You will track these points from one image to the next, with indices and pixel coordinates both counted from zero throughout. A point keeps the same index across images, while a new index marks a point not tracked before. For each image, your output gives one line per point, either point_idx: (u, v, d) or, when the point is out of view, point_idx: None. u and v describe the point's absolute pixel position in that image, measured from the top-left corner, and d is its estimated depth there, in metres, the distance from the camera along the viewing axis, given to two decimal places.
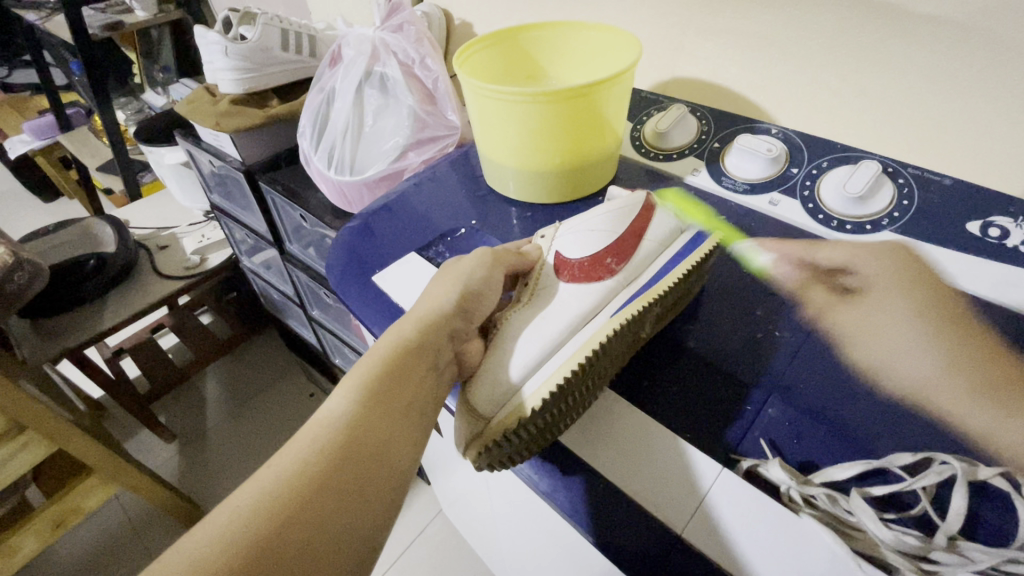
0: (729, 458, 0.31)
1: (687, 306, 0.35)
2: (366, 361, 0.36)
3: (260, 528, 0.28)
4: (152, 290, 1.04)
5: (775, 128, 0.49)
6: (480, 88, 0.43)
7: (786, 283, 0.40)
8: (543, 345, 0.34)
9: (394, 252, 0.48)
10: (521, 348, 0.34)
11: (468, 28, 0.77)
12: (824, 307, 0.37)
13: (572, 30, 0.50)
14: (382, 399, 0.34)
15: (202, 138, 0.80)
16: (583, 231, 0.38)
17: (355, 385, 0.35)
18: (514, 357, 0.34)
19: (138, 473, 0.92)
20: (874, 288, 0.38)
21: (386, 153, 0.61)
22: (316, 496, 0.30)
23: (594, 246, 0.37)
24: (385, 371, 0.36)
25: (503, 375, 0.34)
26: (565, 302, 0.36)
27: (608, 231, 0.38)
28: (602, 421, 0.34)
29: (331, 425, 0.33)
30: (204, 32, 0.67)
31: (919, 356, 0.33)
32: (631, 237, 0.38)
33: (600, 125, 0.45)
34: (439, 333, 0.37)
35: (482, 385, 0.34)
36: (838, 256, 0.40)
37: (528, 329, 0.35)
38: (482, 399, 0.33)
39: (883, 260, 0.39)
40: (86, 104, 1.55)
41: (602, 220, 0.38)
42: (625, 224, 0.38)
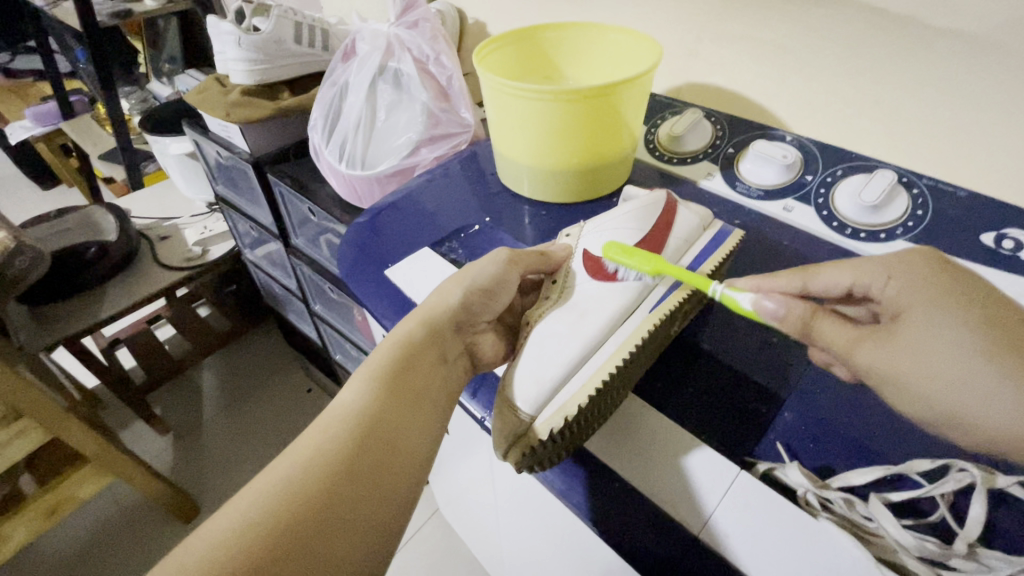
0: (744, 461, 0.31)
1: (762, 283, 0.36)
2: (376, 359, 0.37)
3: (286, 513, 0.28)
4: (153, 280, 1.03)
5: (791, 135, 0.49)
6: (500, 86, 0.43)
7: (781, 324, 0.32)
8: (582, 341, 0.34)
9: (405, 247, 0.48)
10: (558, 347, 0.34)
11: (482, 27, 0.77)
12: (851, 352, 0.31)
13: (590, 32, 0.50)
14: (393, 397, 0.35)
15: (210, 128, 0.79)
16: (611, 230, 0.39)
17: (369, 377, 0.35)
18: (551, 355, 0.34)
19: (132, 465, 0.91)
20: (906, 311, 0.31)
21: (398, 149, 0.60)
22: (339, 482, 0.30)
23: (625, 242, 0.38)
24: (396, 369, 0.36)
25: (544, 374, 0.33)
26: (599, 302, 0.35)
27: (634, 231, 0.38)
28: (619, 424, 0.34)
29: (347, 412, 0.33)
30: (217, 22, 0.67)
31: (977, 384, 0.27)
32: (657, 237, 0.39)
33: (618, 127, 0.45)
34: (449, 334, 0.39)
35: (523, 385, 0.33)
36: (837, 281, 0.35)
37: (555, 327, 0.35)
38: (523, 395, 0.33)
39: (894, 267, 0.33)
40: (91, 92, 1.55)
41: (628, 219, 0.39)
42: (650, 223, 0.39)
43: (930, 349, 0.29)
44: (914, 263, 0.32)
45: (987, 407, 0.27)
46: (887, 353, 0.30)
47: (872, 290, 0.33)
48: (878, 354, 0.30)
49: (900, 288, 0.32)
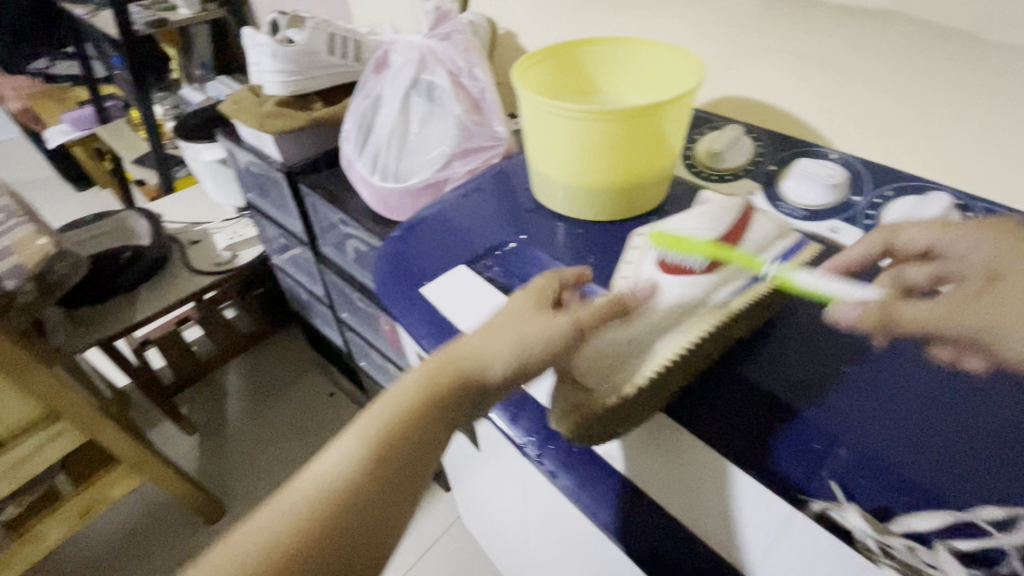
0: (797, 499, 0.30)
1: (846, 257, 0.39)
2: (404, 391, 0.34)
3: (386, 421, 0.33)
4: (184, 284, 1.05)
5: (835, 153, 0.48)
6: (540, 104, 0.43)
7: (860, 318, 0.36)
8: (641, 332, 0.34)
9: (441, 263, 0.48)
10: (619, 332, 0.34)
11: (513, 37, 0.76)
12: (949, 319, 0.33)
13: (629, 46, 0.50)
14: (417, 430, 0.33)
15: (243, 137, 0.81)
16: (682, 226, 0.37)
17: (498, 330, 0.35)
18: (611, 341, 0.34)
19: (162, 466, 0.93)
20: (996, 275, 0.33)
21: (431, 161, 0.60)
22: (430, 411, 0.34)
23: (698, 236, 0.36)
24: (426, 406, 0.34)
25: (604, 357, 0.34)
26: (665, 294, 0.35)
27: (708, 228, 0.37)
28: (669, 456, 0.35)
29: (467, 356, 0.35)
30: (253, 34, 0.68)
31: None
32: (732, 237, 0.37)
33: (659, 145, 0.44)
34: (496, 387, 0.35)
35: (586, 358, 0.34)
36: (921, 238, 0.38)
37: (618, 315, 0.35)
38: (585, 370, 0.34)
39: (969, 238, 0.36)
40: (125, 97, 1.59)
41: (700, 219, 0.37)
42: (726, 223, 0.37)
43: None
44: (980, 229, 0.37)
45: None
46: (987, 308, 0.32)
47: (950, 249, 0.36)
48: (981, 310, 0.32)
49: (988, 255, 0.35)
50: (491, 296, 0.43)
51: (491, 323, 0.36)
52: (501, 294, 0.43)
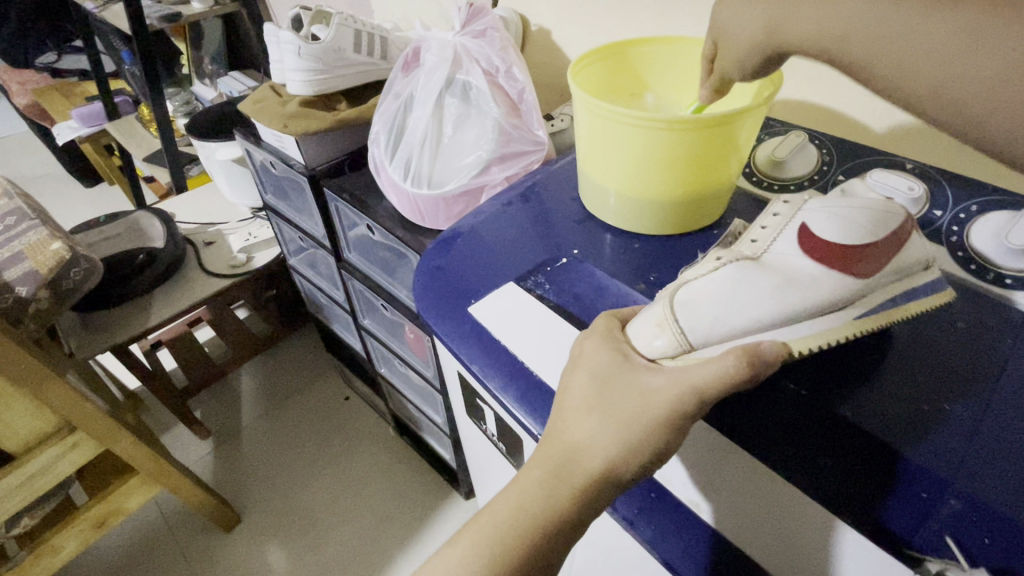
0: (909, 557, 0.27)
1: None
2: (508, 508, 0.31)
3: (513, 502, 0.31)
4: (198, 287, 1.02)
5: (910, 162, 0.45)
6: (600, 110, 0.40)
7: None
8: (771, 312, 0.31)
9: (488, 280, 0.45)
10: (748, 304, 0.31)
11: (545, 34, 0.73)
12: None
13: (687, 46, 0.46)
14: (532, 554, 0.30)
15: (263, 138, 0.78)
16: (839, 209, 0.33)
17: (609, 384, 0.32)
18: (734, 311, 0.31)
19: (178, 475, 0.91)
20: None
21: (467, 167, 0.57)
22: (554, 483, 0.31)
23: (855, 237, 0.31)
24: (539, 525, 0.30)
25: (718, 324, 0.32)
26: (800, 286, 0.31)
27: (869, 233, 0.32)
28: (756, 506, 0.30)
29: (583, 415, 0.31)
30: (276, 31, 0.65)
31: None
32: (885, 248, 0.32)
33: (728, 155, 0.41)
34: (608, 486, 0.31)
35: (701, 321, 0.32)
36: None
37: (743, 277, 0.32)
38: (695, 327, 0.32)
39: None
40: (135, 92, 1.56)
41: (862, 214, 0.32)
42: (883, 231, 0.32)
43: None
44: None
45: None
46: None
47: None
48: None
49: None
50: (545, 317, 0.40)
51: (582, 401, 0.32)
52: (555, 314, 0.40)
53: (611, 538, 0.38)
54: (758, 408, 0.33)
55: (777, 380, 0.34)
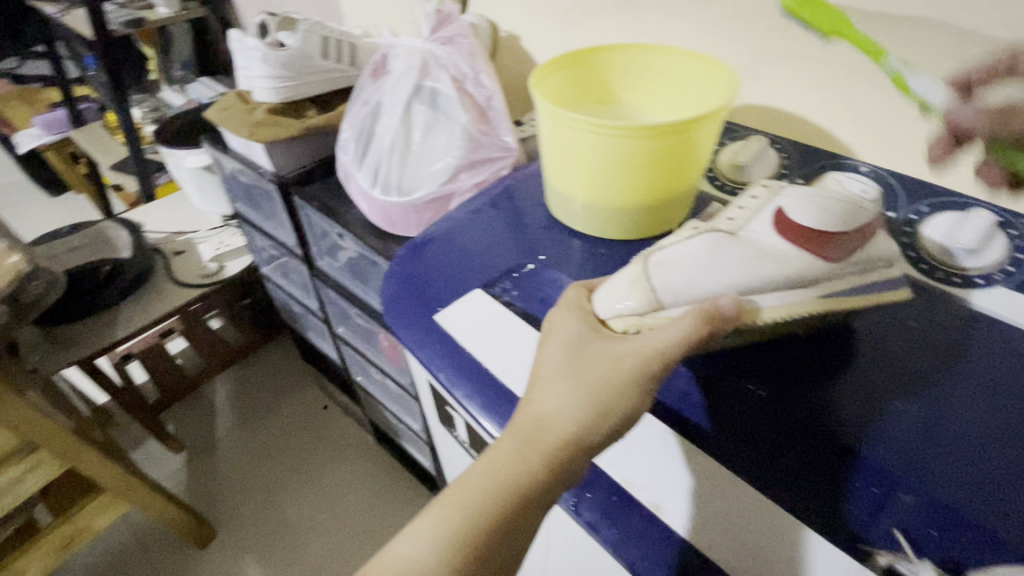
0: (857, 548, 0.28)
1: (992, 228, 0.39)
2: (481, 474, 0.32)
3: (484, 474, 0.32)
4: (168, 298, 1.00)
5: (865, 166, 0.46)
6: (562, 117, 0.40)
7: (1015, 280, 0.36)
8: (740, 282, 0.32)
9: (455, 286, 0.45)
10: (719, 273, 0.32)
11: (515, 40, 0.74)
12: None
13: (649, 53, 0.47)
14: (505, 517, 0.31)
15: (231, 145, 0.76)
16: (820, 196, 0.33)
17: (579, 352, 0.32)
18: (706, 277, 0.32)
19: (149, 491, 0.88)
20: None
21: (436, 174, 0.57)
22: (526, 450, 0.32)
23: (831, 223, 0.32)
24: (511, 487, 0.32)
25: (689, 288, 0.32)
26: (774, 261, 0.32)
27: (844, 221, 0.32)
28: (712, 505, 0.33)
29: (552, 383, 0.32)
30: (241, 38, 0.64)
31: None
32: (855, 238, 0.33)
33: (688, 160, 0.41)
34: (578, 453, 0.32)
35: (674, 283, 0.32)
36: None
37: (718, 246, 0.32)
38: (668, 289, 0.32)
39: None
40: (100, 99, 1.52)
41: (841, 204, 0.33)
42: (858, 223, 0.33)
43: None
44: None
45: None
46: None
47: None
48: None
49: None
50: (512, 324, 0.40)
51: (552, 368, 0.33)
52: (521, 321, 0.40)
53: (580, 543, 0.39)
54: (719, 411, 0.33)
55: (739, 381, 0.34)
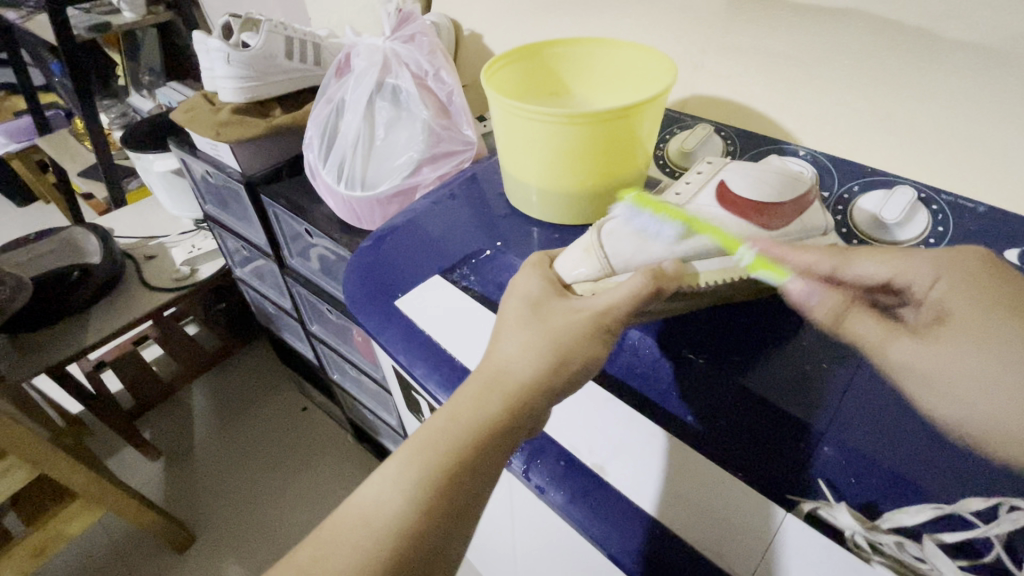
0: (788, 500, 0.29)
1: (803, 260, 0.35)
2: (448, 415, 0.30)
3: (448, 414, 0.30)
4: (140, 302, 1.00)
5: (803, 149, 0.49)
6: (511, 107, 0.42)
7: (815, 315, 0.36)
8: (680, 248, 0.34)
9: (415, 274, 0.46)
10: (661, 240, 0.34)
11: (477, 39, 0.75)
12: (881, 345, 0.33)
13: (598, 47, 0.49)
14: (472, 461, 0.29)
15: (198, 146, 0.77)
16: (755, 173, 0.35)
17: (541, 308, 0.33)
18: (649, 243, 0.34)
19: (124, 496, 0.88)
20: (951, 312, 0.31)
21: (399, 168, 0.58)
22: (493, 392, 0.31)
23: (766, 194, 0.34)
24: (477, 430, 0.30)
25: (633, 253, 0.34)
26: (712, 230, 0.34)
27: (777, 192, 0.34)
28: (657, 466, 0.32)
29: (516, 333, 0.32)
30: (204, 39, 0.65)
31: (964, 367, 0.29)
32: (793, 207, 0.35)
33: (633, 146, 0.43)
34: (545, 397, 0.31)
35: (620, 247, 0.34)
36: (876, 271, 0.34)
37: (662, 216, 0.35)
38: (616, 252, 0.34)
39: (934, 266, 0.33)
40: (67, 106, 1.50)
41: (773, 180, 0.35)
42: (790, 195, 0.35)
43: (947, 371, 0.30)
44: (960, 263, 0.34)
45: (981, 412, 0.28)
46: (917, 348, 0.31)
47: (910, 283, 0.33)
48: (909, 348, 0.31)
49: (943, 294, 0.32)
50: (469, 307, 0.42)
51: (515, 321, 0.33)
52: (478, 303, 0.42)
53: (536, 516, 0.40)
54: (658, 381, 0.35)
55: (674, 351, 0.36)
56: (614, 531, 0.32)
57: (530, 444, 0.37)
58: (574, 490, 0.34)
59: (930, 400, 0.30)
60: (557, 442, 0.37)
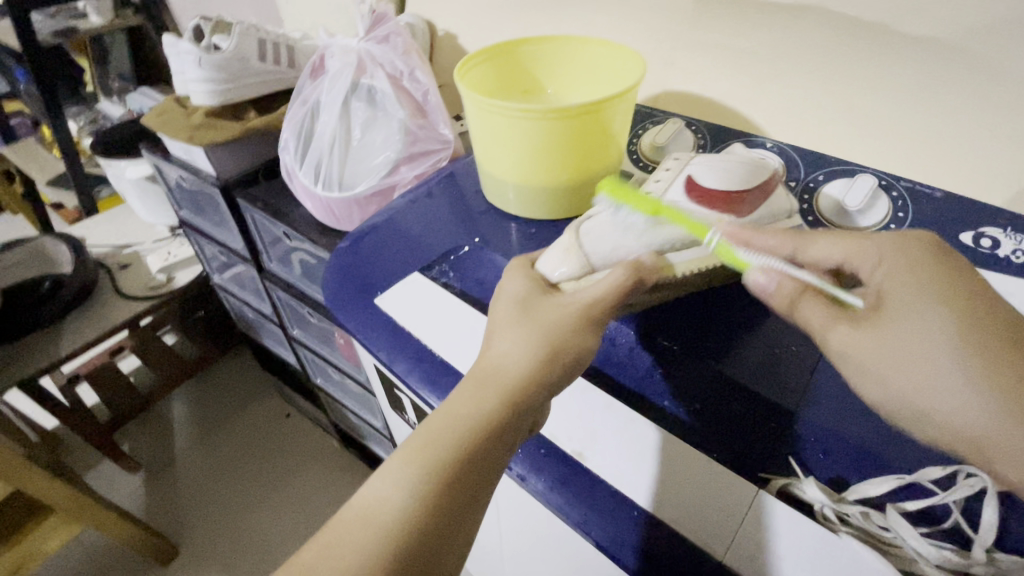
0: (759, 477, 0.30)
1: (756, 242, 0.33)
2: (442, 417, 0.30)
3: (444, 414, 0.30)
4: (115, 312, 0.98)
5: (770, 142, 0.51)
6: (484, 104, 0.42)
7: (771, 299, 0.33)
8: (655, 239, 0.34)
9: (395, 271, 0.46)
10: (634, 232, 0.35)
11: (452, 39, 0.76)
12: (824, 331, 0.31)
13: (570, 45, 0.50)
14: (475, 456, 0.29)
15: (171, 152, 0.76)
16: (719, 165, 0.37)
17: (531, 304, 0.33)
18: (623, 236, 0.35)
19: (104, 509, 0.86)
20: (889, 298, 0.30)
21: (377, 168, 0.58)
22: (487, 388, 0.31)
23: (733, 184, 0.35)
24: (474, 427, 0.30)
25: (610, 248, 0.35)
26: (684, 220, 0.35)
27: (742, 180, 0.36)
28: (637, 450, 0.32)
29: (508, 329, 0.32)
30: (174, 42, 0.64)
31: (931, 367, 0.28)
32: (759, 194, 0.36)
33: (605, 141, 0.44)
34: (541, 390, 0.31)
35: (597, 244, 0.35)
36: (830, 254, 0.33)
37: (635, 211, 0.35)
38: (593, 249, 0.35)
39: (883, 243, 0.31)
40: (34, 114, 1.47)
41: (738, 168, 0.36)
42: (755, 181, 0.36)
43: (898, 363, 0.29)
44: (913, 243, 0.31)
45: (944, 395, 0.27)
46: (854, 337, 0.30)
47: (860, 269, 0.32)
48: (848, 337, 0.30)
49: (888, 276, 0.30)
50: (450, 303, 0.42)
51: (505, 319, 0.33)
52: (458, 300, 0.43)
53: (521, 506, 0.40)
54: (635, 367, 0.36)
55: (653, 341, 0.37)
56: (589, 518, 0.32)
57: None
58: (552, 475, 0.34)
59: (880, 393, 0.30)
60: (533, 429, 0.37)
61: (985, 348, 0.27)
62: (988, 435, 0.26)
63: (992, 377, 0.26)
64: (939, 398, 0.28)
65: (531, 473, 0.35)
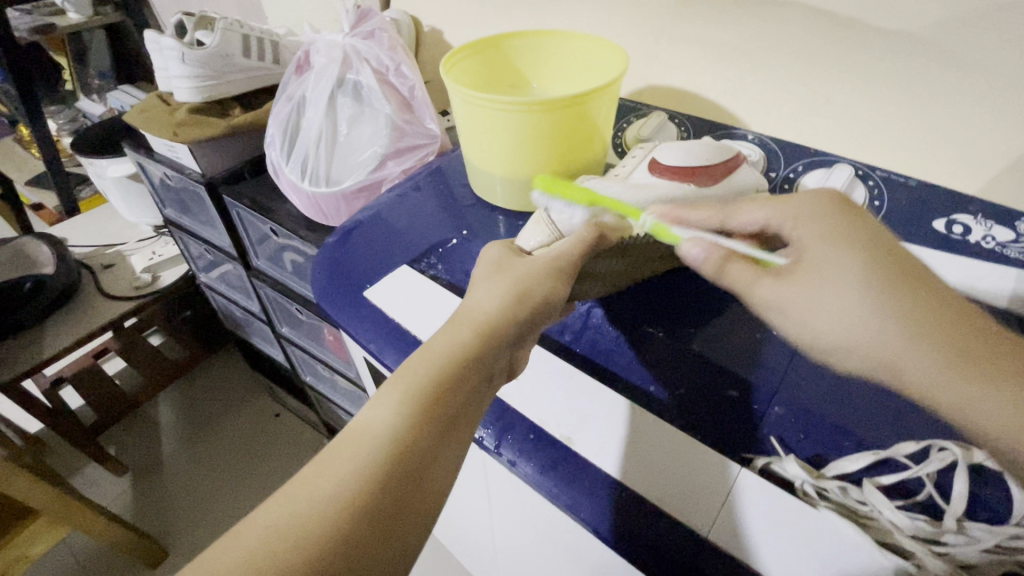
0: (742, 457, 0.31)
1: (691, 217, 0.34)
2: (420, 355, 0.30)
3: (423, 354, 0.30)
4: (99, 313, 0.97)
5: (751, 134, 0.52)
6: (470, 97, 0.43)
7: (701, 267, 0.33)
8: (616, 203, 0.36)
9: (385, 266, 0.47)
10: (597, 199, 0.36)
11: (438, 35, 0.76)
12: (748, 286, 0.32)
13: (555, 39, 0.50)
14: (453, 384, 0.29)
15: (154, 149, 0.75)
16: (681, 146, 0.39)
17: (505, 261, 0.35)
18: None
19: (90, 512, 0.85)
20: (806, 252, 0.31)
21: (364, 163, 0.59)
22: (465, 328, 0.31)
23: (693, 159, 0.37)
24: (451, 359, 0.30)
25: (575, 213, 0.36)
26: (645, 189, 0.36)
27: (703, 158, 0.38)
28: (626, 433, 0.33)
29: (483, 281, 0.34)
30: (155, 37, 0.63)
31: (843, 310, 0.29)
32: (721, 169, 0.38)
33: (590, 134, 0.45)
34: (516, 327, 0.31)
35: (563, 211, 0.36)
36: (759, 217, 0.33)
37: (599, 183, 0.37)
38: (560, 215, 0.36)
39: (793, 201, 0.32)
40: (10, 113, 1.44)
41: (698, 148, 0.39)
42: (716, 158, 0.38)
43: (813, 308, 0.30)
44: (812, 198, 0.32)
45: (862, 337, 0.28)
46: (777, 291, 0.31)
47: (782, 229, 0.32)
48: (772, 291, 0.31)
49: (806, 232, 0.31)
50: (439, 295, 0.43)
51: (481, 278, 0.34)
52: (447, 291, 0.43)
53: (512, 493, 0.41)
54: (620, 355, 0.37)
55: (636, 327, 0.38)
56: (583, 503, 0.33)
57: (498, 419, 0.37)
58: (543, 462, 0.34)
59: (805, 340, 0.30)
60: (525, 417, 0.36)
61: (894, 288, 0.28)
62: (894, 364, 0.28)
63: (907, 315, 0.27)
64: (858, 340, 0.28)
65: (525, 461, 0.35)
